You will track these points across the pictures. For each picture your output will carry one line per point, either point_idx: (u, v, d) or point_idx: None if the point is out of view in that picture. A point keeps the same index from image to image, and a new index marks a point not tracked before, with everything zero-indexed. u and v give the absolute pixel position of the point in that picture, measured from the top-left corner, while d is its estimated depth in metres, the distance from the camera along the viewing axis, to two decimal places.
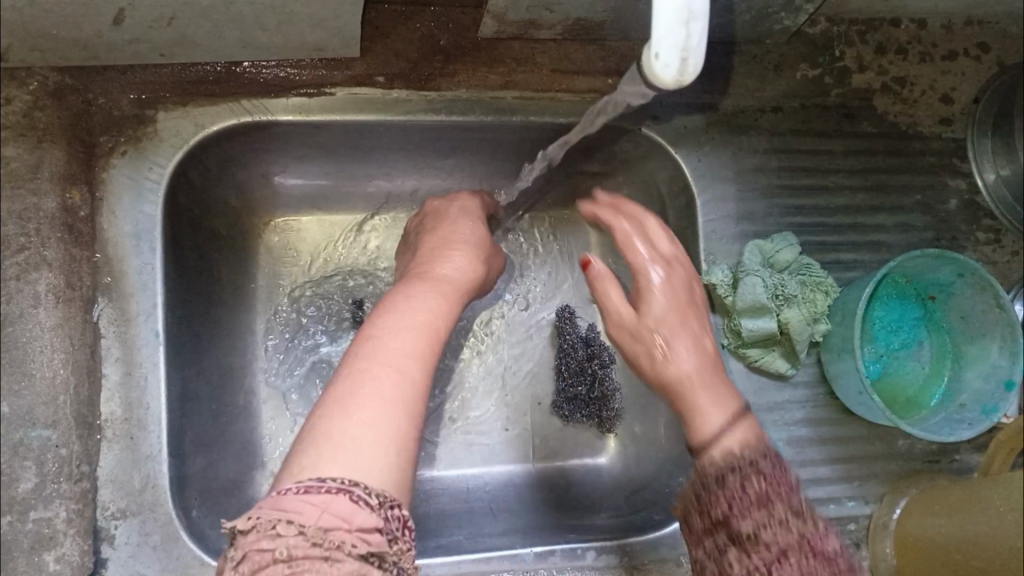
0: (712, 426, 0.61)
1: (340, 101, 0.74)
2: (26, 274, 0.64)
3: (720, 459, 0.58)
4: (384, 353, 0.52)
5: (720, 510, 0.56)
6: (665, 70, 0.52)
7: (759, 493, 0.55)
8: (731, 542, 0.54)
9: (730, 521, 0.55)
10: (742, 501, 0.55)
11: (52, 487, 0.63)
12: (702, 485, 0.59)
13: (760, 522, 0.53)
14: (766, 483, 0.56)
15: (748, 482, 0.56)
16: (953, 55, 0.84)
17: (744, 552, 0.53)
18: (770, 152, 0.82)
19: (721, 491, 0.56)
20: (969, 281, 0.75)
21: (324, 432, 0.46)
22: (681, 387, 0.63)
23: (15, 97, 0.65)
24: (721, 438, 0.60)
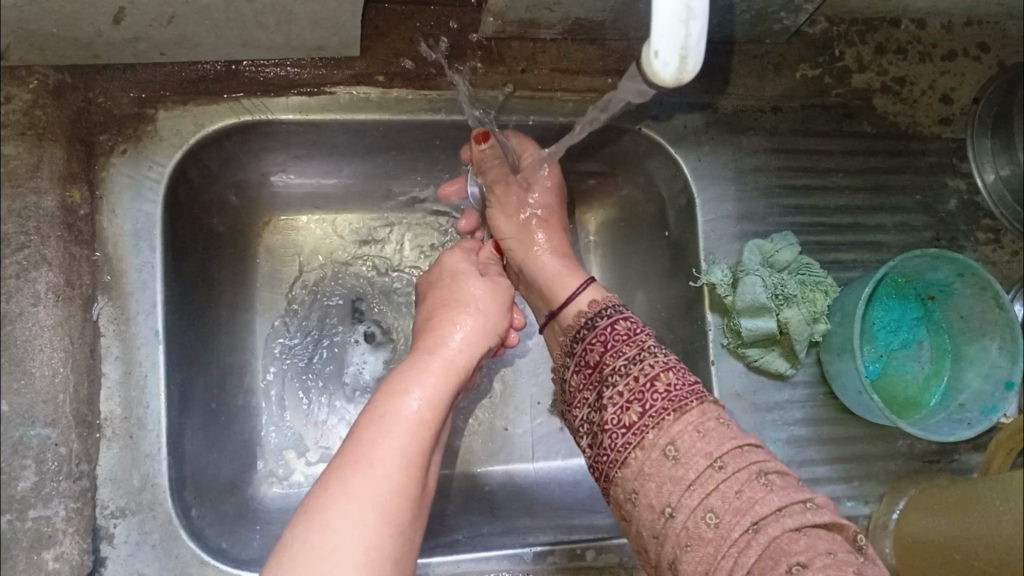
0: (580, 300, 0.72)
1: (340, 100, 0.73)
2: (26, 273, 0.63)
3: (591, 316, 0.68)
4: (376, 446, 0.55)
5: (612, 407, 0.62)
6: (665, 68, 0.52)
7: (647, 377, 0.62)
8: (627, 431, 0.60)
9: (623, 415, 0.61)
10: (632, 389, 0.61)
11: (50, 485, 0.63)
12: (591, 393, 0.64)
13: (653, 402, 0.60)
14: (645, 366, 0.62)
15: (630, 368, 0.63)
16: (953, 55, 0.85)
17: (643, 431, 0.59)
18: (770, 152, 0.82)
19: (612, 389, 0.63)
20: (968, 281, 0.75)
21: (300, 548, 0.49)
22: (552, 279, 0.75)
23: (15, 96, 0.65)
24: (586, 310, 0.69)
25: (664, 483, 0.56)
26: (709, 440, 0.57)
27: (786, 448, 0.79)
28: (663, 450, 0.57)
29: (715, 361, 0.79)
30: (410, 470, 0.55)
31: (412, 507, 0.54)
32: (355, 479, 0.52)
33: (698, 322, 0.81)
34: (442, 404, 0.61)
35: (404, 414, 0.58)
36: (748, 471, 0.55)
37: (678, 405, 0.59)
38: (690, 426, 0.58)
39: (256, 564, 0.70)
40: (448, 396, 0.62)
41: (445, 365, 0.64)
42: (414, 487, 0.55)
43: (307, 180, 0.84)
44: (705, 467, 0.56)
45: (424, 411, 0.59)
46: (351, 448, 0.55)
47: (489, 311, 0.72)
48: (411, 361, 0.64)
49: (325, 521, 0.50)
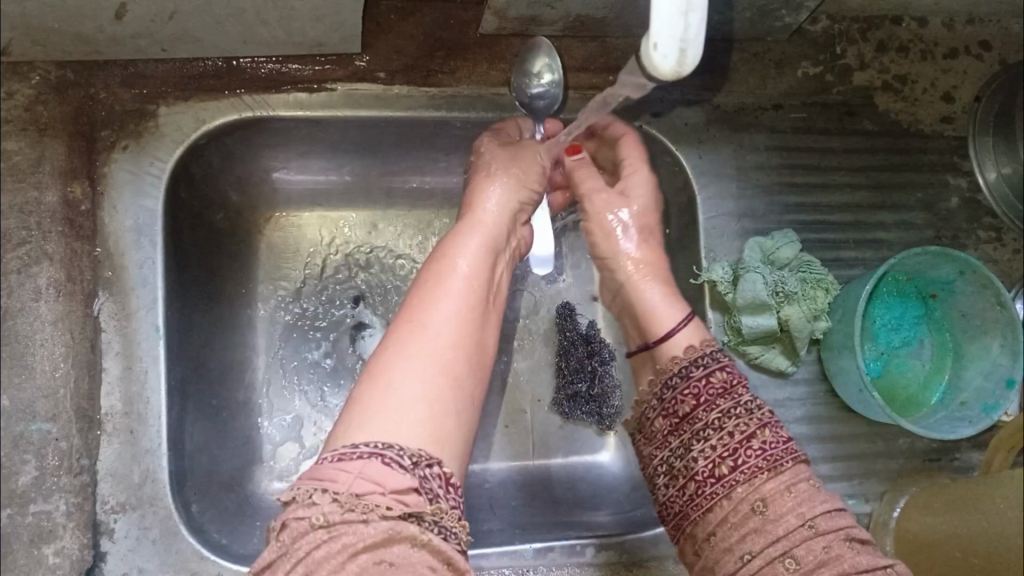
0: (678, 340, 0.71)
1: (342, 97, 0.74)
2: (27, 268, 0.64)
3: (686, 363, 0.68)
4: (433, 309, 0.59)
5: (701, 461, 0.63)
6: (664, 60, 0.53)
7: (742, 434, 0.63)
8: (717, 484, 0.62)
9: (713, 469, 0.62)
10: (729, 450, 0.62)
11: (51, 480, 0.63)
12: (677, 440, 0.66)
13: (745, 460, 0.62)
14: (740, 423, 0.63)
15: (723, 423, 0.64)
16: (955, 53, 0.84)
17: (733, 485, 0.61)
18: (771, 150, 0.82)
19: (712, 443, 0.63)
20: (969, 279, 0.75)
21: (364, 401, 0.53)
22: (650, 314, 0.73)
23: (16, 91, 0.66)
24: (682, 356, 0.69)
25: (749, 533, 0.58)
26: (797, 499, 0.59)
27: None
28: (752, 506, 0.59)
29: None
30: (469, 321, 0.60)
31: (476, 351, 0.60)
32: (416, 338, 0.56)
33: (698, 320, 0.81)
34: (483, 271, 0.65)
35: (455, 276, 0.63)
36: (837, 533, 0.57)
37: (774, 466, 0.61)
38: (783, 486, 0.59)
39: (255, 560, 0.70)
40: (490, 262, 0.66)
41: (479, 232, 0.67)
42: (473, 338, 0.60)
43: (308, 177, 0.84)
44: (794, 524, 0.57)
45: (469, 275, 0.63)
46: (409, 309, 0.60)
47: (517, 177, 0.72)
48: (450, 238, 0.68)
49: (390, 373, 0.54)
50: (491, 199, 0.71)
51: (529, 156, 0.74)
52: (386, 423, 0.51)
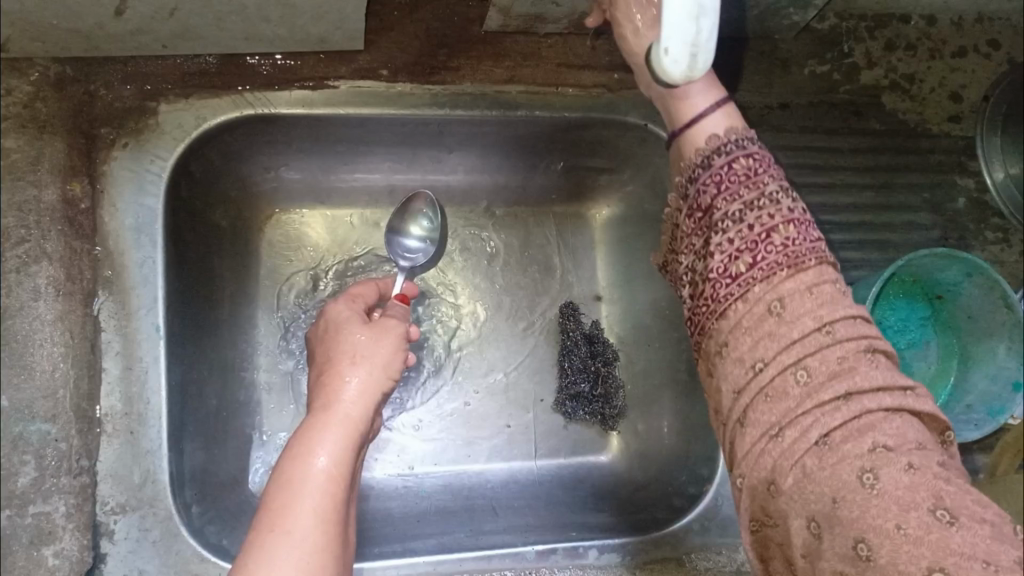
0: (706, 125, 0.59)
1: (345, 94, 0.73)
2: (26, 267, 0.63)
3: (706, 154, 0.57)
4: (292, 513, 0.52)
5: (719, 255, 0.55)
6: (674, 66, 0.53)
7: (761, 228, 0.54)
8: (733, 284, 0.54)
9: (729, 265, 0.55)
10: (758, 277, 0.53)
11: (50, 481, 0.63)
12: (699, 238, 0.57)
13: (758, 213, 0.55)
14: (767, 264, 0.53)
15: (756, 253, 0.54)
16: (963, 52, 0.84)
17: (750, 285, 0.54)
18: (777, 149, 0.81)
19: (744, 266, 0.54)
20: (976, 282, 0.74)
21: None
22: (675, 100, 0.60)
23: (16, 88, 0.65)
24: (705, 146, 0.58)
25: (763, 340, 0.52)
26: (817, 301, 0.52)
27: None
28: (768, 306, 0.52)
29: None
30: (327, 531, 0.52)
31: (340, 559, 0.52)
32: (282, 546, 0.50)
33: None
34: (346, 462, 0.57)
35: (309, 482, 0.54)
36: (857, 343, 0.51)
37: (769, 229, 0.54)
38: (804, 285, 0.52)
39: None
40: (355, 450, 0.59)
41: (339, 431, 0.59)
42: (341, 537, 0.53)
43: (310, 175, 0.83)
44: (809, 328, 0.51)
45: (329, 473, 0.55)
46: (269, 507, 0.53)
47: (380, 361, 0.65)
48: (303, 432, 0.59)
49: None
50: (364, 371, 0.63)
51: (397, 339, 0.67)
52: None
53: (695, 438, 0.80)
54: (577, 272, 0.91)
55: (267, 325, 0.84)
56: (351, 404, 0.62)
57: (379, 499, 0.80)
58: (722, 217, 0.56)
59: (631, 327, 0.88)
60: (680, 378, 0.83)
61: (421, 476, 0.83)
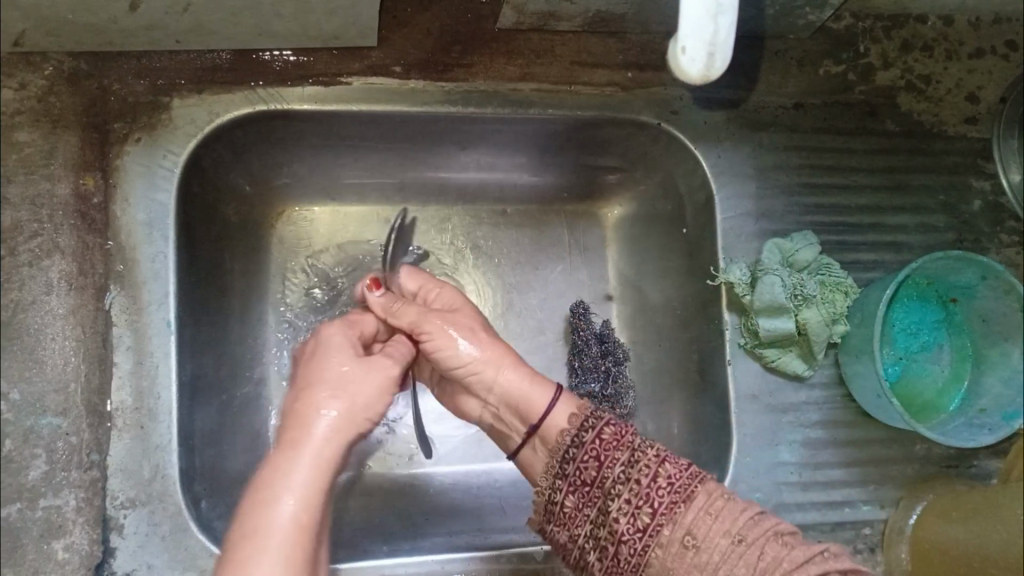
0: (556, 419, 0.65)
1: (358, 91, 0.73)
2: (39, 261, 0.66)
3: (569, 434, 0.63)
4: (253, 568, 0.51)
5: (622, 521, 0.60)
6: (692, 63, 0.54)
7: (614, 442, 0.62)
8: (642, 537, 0.59)
9: (635, 523, 0.59)
10: (620, 486, 0.61)
11: (61, 474, 0.64)
12: (591, 509, 0.62)
13: (614, 480, 0.61)
14: (643, 467, 0.61)
15: (629, 474, 0.61)
16: (980, 53, 0.83)
17: (655, 531, 0.59)
18: (791, 149, 0.81)
19: (612, 501, 0.61)
20: (992, 284, 0.74)
21: None
22: (522, 399, 0.66)
23: (29, 82, 0.67)
24: (565, 428, 0.64)
25: (688, 554, 0.57)
26: (720, 518, 0.57)
27: (801, 450, 0.77)
28: (681, 542, 0.57)
29: (731, 361, 0.78)
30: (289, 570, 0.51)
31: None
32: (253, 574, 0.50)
33: (714, 322, 0.79)
34: (318, 505, 0.55)
35: (274, 529, 0.53)
36: (767, 535, 0.57)
37: (603, 457, 0.62)
38: (701, 511, 0.58)
39: None
40: (327, 482, 0.57)
41: (312, 464, 0.57)
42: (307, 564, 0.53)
43: (321, 172, 0.83)
44: (723, 543, 0.56)
45: (296, 503, 0.54)
46: (241, 536, 0.53)
47: (361, 398, 0.62)
48: (277, 454, 0.58)
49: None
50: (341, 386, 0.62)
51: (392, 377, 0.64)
52: None
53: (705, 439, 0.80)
54: (587, 271, 0.90)
55: (277, 321, 0.84)
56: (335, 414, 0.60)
57: (387, 497, 0.80)
58: (568, 450, 0.63)
59: (643, 326, 0.88)
60: (690, 377, 0.82)
61: (429, 474, 0.83)
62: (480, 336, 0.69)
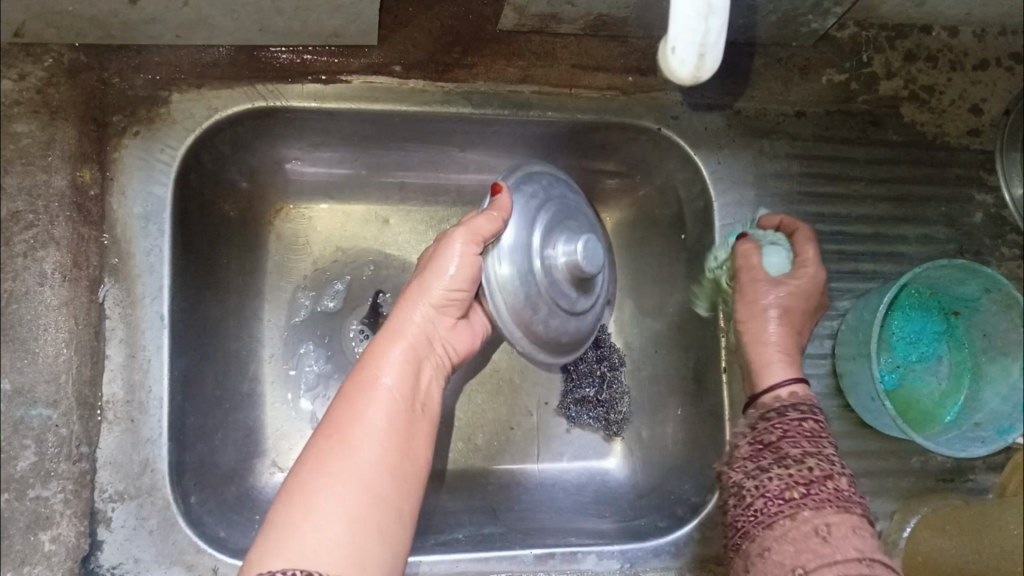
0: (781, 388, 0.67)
1: (356, 89, 0.72)
2: (34, 252, 0.66)
3: (778, 410, 0.64)
4: (358, 412, 0.57)
5: (774, 482, 0.58)
6: (682, 66, 0.55)
7: (809, 432, 0.61)
8: (784, 505, 0.57)
9: (783, 491, 0.57)
10: (793, 463, 0.59)
11: (50, 466, 0.64)
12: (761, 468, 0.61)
13: (793, 454, 0.60)
14: (819, 462, 0.58)
15: (805, 458, 0.59)
16: (985, 65, 0.82)
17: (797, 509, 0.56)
18: (792, 158, 0.81)
19: (775, 465, 0.60)
20: (994, 298, 0.74)
21: (298, 495, 0.52)
22: (760, 368, 0.69)
23: (29, 73, 0.67)
24: (783, 398, 0.65)
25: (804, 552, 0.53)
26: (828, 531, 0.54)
27: None
28: (814, 528, 0.54)
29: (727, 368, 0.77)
30: (377, 466, 0.54)
31: (399, 474, 0.55)
32: (334, 453, 0.54)
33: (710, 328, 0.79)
34: (409, 377, 0.61)
35: (371, 394, 0.59)
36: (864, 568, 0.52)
37: (839, 500, 0.56)
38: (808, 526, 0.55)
39: None
40: (415, 375, 0.62)
41: (401, 348, 0.63)
42: (399, 448, 0.56)
43: (322, 170, 0.83)
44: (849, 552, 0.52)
45: (392, 388, 0.60)
46: (323, 433, 0.56)
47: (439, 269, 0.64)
48: (372, 348, 0.63)
49: (306, 493, 0.52)
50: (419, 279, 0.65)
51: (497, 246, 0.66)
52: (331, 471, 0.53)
53: (699, 447, 0.79)
54: None
55: (274, 319, 0.83)
56: (445, 284, 0.64)
57: None
58: (771, 411, 0.64)
59: (640, 333, 0.87)
60: (687, 385, 0.82)
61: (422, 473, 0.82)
62: (789, 319, 0.70)
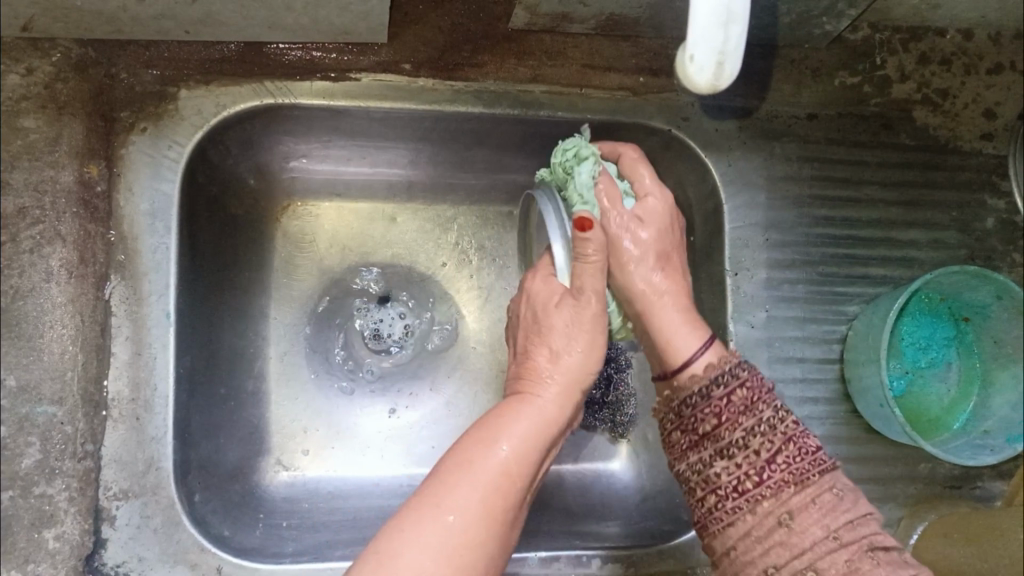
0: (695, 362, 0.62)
1: (366, 87, 0.72)
2: (40, 248, 0.65)
3: (709, 381, 0.60)
4: (468, 481, 0.55)
5: (724, 477, 0.56)
6: (699, 72, 0.55)
7: (744, 401, 0.58)
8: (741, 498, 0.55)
9: (738, 482, 0.56)
10: (729, 525, 0.56)
11: (54, 463, 0.64)
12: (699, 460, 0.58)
13: (735, 440, 0.57)
14: (765, 439, 0.56)
15: (748, 442, 0.56)
16: (999, 69, 0.81)
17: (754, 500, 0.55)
18: (803, 160, 0.80)
19: (720, 457, 0.57)
20: (1006, 305, 0.74)
21: (386, 565, 0.50)
22: (668, 338, 0.63)
23: (37, 68, 0.66)
24: (701, 373, 0.61)
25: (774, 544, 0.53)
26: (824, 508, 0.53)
27: None
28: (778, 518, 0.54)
29: None
30: (466, 556, 0.52)
31: (484, 566, 0.53)
32: (429, 528, 0.52)
33: (718, 332, 0.78)
34: (531, 460, 0.58)
35: (493, 469, 0.56)
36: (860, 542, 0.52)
37: (799, 479, 0.55)
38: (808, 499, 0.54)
39: (257, 554, 0.69)
40: (540, 453, 0.59)
41: (532, 422, 0.60)
42: (495, 537, 0.54)
43: (329, 167, 0.82)
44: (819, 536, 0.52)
45: (508, 468, 0.56)
46: (422, 497, 0.54)
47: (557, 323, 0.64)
48: (506, 407, 0.61)
49: (388, 563, 0.50)
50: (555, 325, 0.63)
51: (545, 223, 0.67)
52: (418, 550, 0.51)
53: None
54: None
55: (280, 317, 0.83)
56: (569, 359, 0.63)
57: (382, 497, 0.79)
58: (693, 395, 0.60)
59: None
60: None
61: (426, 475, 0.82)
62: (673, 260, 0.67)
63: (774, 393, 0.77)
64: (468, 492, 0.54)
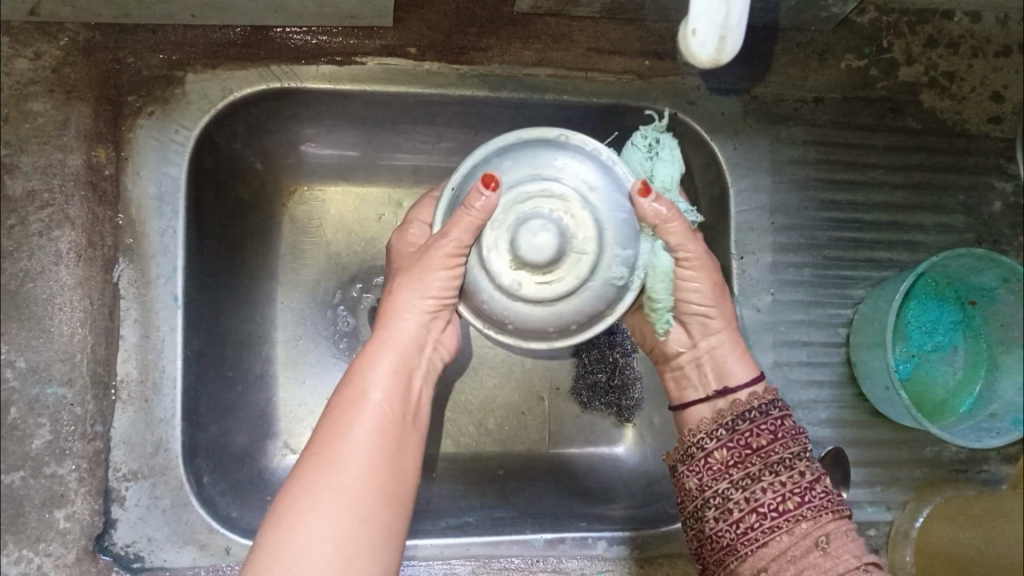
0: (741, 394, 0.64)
1: (372, 71, 0.72)
2: (50, 231, 0.66)
3: (768, 401, 0.62)
4: (346, 435, 0.55)
5: (768, 494, 0.58)
6: (702, 47, 0.55)
7: (794, 432, 0.61)
8: (779, 518, 0.57)
9: (778, 502, 0.57)
10: (783, 468, 0.59)
11: (65, 444, 0.65)
12: (740, 468, 0.59)
13: (782, 459, 0.59)
14: (811, 466, 0.59)
15: (796, 464, 0.59)
16: (1008, 51, 0.81)
17: (795, 522, 0.57)
18: (809, 143, 0.80)
19: (766, 473, 0.58)
20: (1012, 287, 0.73)
21: (273, 546, 0.50)
22: (721, 367, 0.66)
23: (45, 52, 0.67)
24: (762, 394, 0.63)
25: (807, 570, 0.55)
26: (854, 541, 0.57)
27: (808, 448, 0.77)
28: (815, 541, 0.56)
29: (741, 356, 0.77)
30: (367, 493, 0.53)
31: (387, 498, 0.54)
32: (320, 485, 0.52)
33: None
34: (397, 387, 0.59)
35: (365, 409, 0.56)
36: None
37: (836, 508, 0.58)
38: (845, 528, 0.57)
39: None
40: (405, 381, 0.60)
41: (391, 355, 0.60)
42: (389, 476, 0.54)
43: (335, 152, 0.82)
44: (853, 565, 0.55)
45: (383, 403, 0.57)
46: (309, 455, 0.54)
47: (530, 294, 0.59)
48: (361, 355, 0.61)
49: (291, 530, 0.50)
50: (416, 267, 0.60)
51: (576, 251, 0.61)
52: (313, 510, 0.51)
53: None
54: None
55: (288, 301, 0.83)
56: (419, 290, 0.60)
57: None
58: (752, 411, 0.62)
59: None
60: None
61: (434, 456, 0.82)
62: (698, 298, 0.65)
63: (780, 376, 0.77)
64: (342, 438, 0.54)
